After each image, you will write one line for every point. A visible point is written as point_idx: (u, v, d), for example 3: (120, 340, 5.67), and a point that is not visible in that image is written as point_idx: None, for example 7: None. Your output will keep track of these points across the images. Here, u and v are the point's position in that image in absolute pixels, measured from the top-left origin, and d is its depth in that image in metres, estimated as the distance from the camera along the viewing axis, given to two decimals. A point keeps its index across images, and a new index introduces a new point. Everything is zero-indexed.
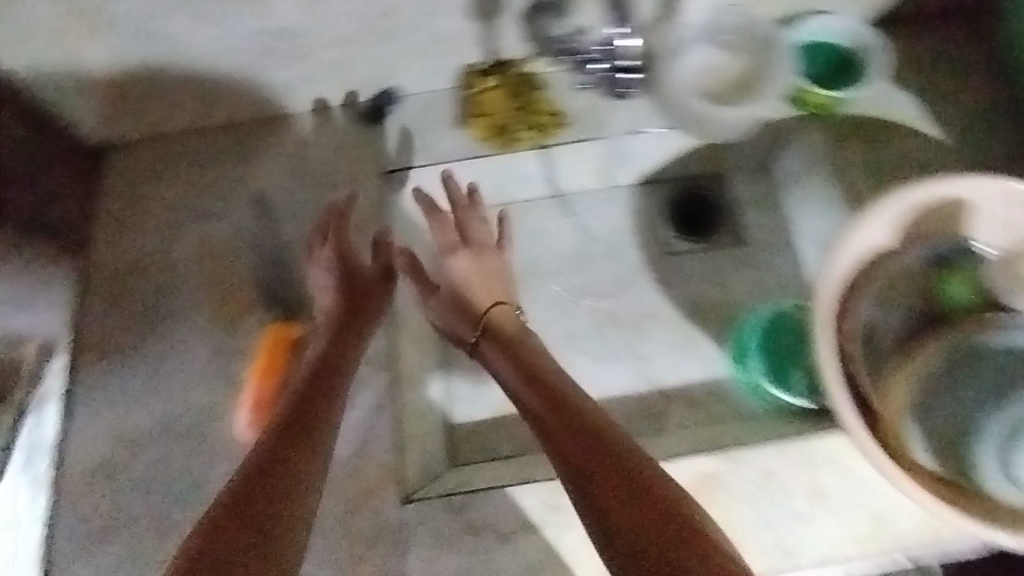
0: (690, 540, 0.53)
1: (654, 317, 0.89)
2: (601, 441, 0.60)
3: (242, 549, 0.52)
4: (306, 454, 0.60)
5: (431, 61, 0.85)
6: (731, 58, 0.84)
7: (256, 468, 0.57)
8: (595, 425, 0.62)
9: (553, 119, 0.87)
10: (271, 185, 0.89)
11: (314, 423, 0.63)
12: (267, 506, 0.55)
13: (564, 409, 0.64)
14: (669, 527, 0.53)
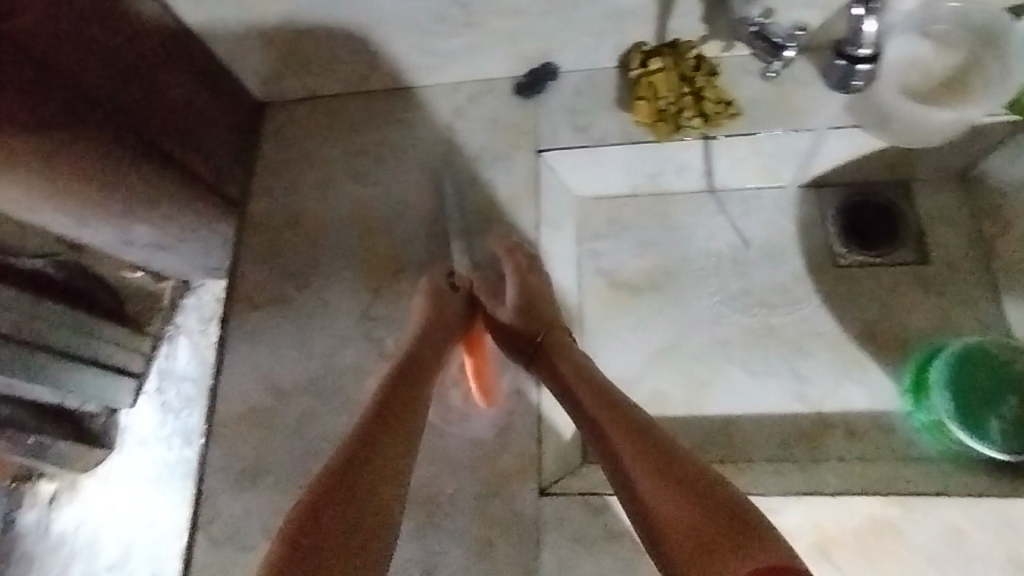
0: (740, 535, 0.48)
1: (821, 335, 0.81)
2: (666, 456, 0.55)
3: (346, 539, 0.51)
4: (400, 443, 0.61)
5: (601, 37, 0.81)
6: (939, 66, 0.75)
7: (358, 444, 0.58)
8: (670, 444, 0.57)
9: (727, 108, 0.79)
10: (422, 153, 0.89)
11: (399, 431, 0.62)
12: (365, 476, 0.56)
13: (619, 419, 0.60)
14: (713, 523, 0.49)
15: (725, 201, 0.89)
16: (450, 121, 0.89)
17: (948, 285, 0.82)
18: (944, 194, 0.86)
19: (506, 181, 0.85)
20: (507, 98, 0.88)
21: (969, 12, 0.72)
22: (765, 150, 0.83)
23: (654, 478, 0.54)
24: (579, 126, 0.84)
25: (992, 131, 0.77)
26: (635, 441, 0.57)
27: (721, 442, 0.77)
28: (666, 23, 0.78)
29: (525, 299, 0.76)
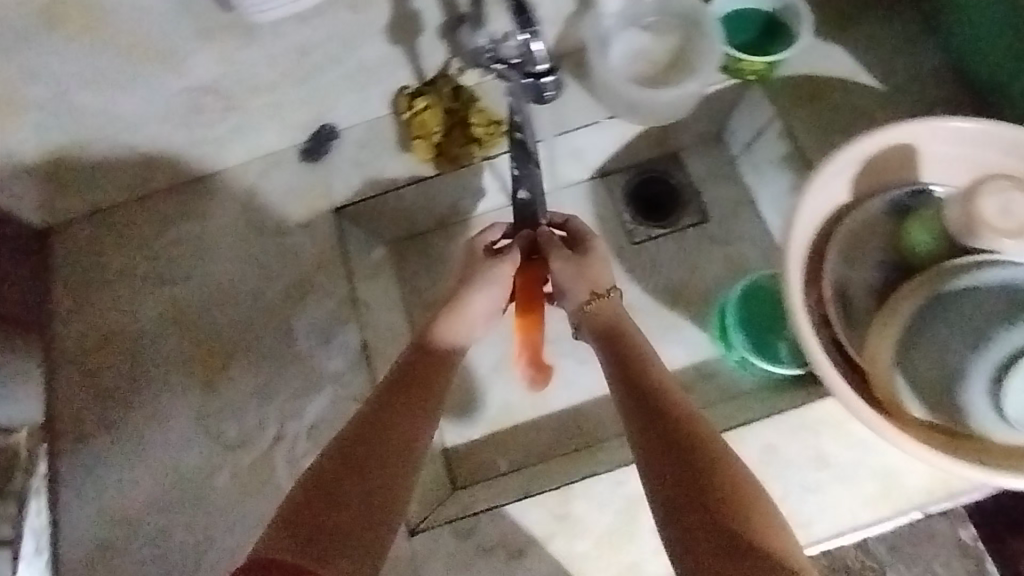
0: (738, 512, 0.52)
1: (636, 308, 0.89)
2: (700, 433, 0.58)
3: (355, 547, 0.53)
4: (405, 441, 0.60)
5: (363, 92, 0.85)
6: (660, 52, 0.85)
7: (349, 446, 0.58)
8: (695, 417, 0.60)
9: (495, 128, 0.86)
10: (225, 238, 0.86)
11: (416, 419, 0.62)
12: (378, 466, 0.57)
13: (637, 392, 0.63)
14: (716, 500, 0.53)
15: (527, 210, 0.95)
16: (245, 200, 0.88)
17: (729, 236, 0.93)
18: (707, 156, 0.97)
19: (313, 246, 0.86)
20: (295, 167, 0.89)
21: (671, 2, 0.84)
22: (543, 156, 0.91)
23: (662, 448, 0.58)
24: (369, 178, 0.88)
25: (722, 95, 0.89)
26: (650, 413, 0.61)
27: (572, 433, 0.83)
28: (417, 68, 0.83)
29: (584, 281, 0.71)
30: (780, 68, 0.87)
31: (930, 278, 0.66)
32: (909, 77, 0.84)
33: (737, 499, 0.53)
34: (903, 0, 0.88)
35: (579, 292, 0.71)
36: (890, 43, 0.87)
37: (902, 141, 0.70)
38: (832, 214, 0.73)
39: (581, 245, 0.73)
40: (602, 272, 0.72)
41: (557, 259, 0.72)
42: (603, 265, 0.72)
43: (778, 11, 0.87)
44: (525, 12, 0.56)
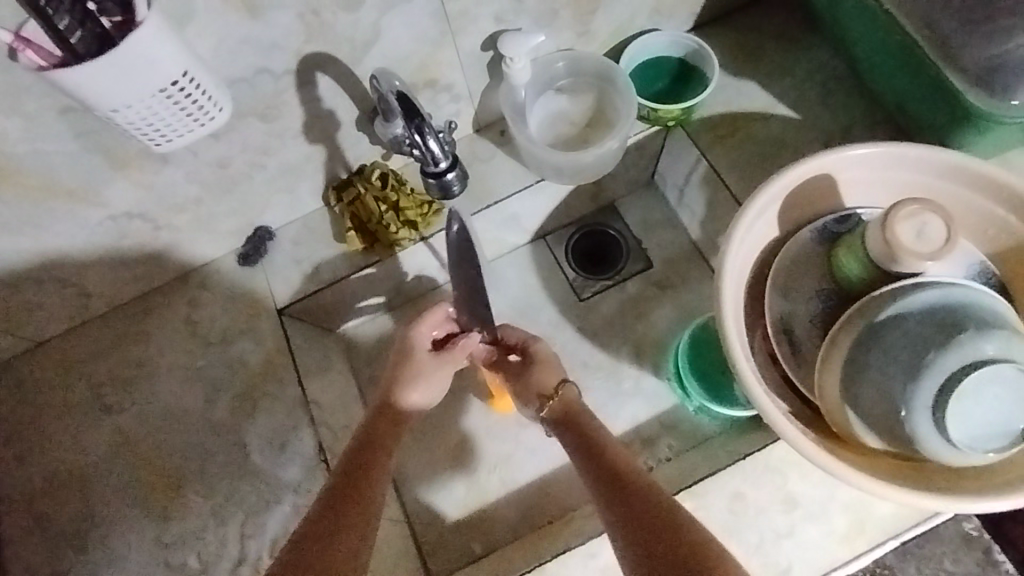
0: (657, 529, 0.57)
1: (589, 365, 0.91)
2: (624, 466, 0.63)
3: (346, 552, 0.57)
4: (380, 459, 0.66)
5: (291, 191, 0.84)
6: (578, 112, 0.86)
7: (338, 492, 0.62)
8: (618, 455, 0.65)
9: (428, 208, 0.87)
10: (168, 357, 0.84)
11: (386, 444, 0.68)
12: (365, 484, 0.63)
13: (586, 452, 0.66)
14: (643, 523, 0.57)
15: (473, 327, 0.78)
16: (187, 313, 0.86)
17: (674, 281, 0.94)
18: (642, 203, 0.98)
19: (259, 351, 0.84)
20: (233, 272, 0.88)
21: (580, 62, 0.85)
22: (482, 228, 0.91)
23: (616, 501, 0.60)
24: (308, 273, 0.88)
25: (648, 144, 0.90)
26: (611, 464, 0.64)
27: (542, 506, 0.82)
28: (342, 161, 0.83)
29: (536, 387, 0.74)
30: (700, 110, 0.87)
31: (864, 306, 0.63)
32: (825, 104, 0.86)
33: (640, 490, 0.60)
34: (807, 28, 0.90)
35: (537, 388, 0.74)
36: (803, 73, 0.88)
37: (819, 172, 0.71)
38: (764, 251, 0.74)
39: (529, 355, 0.77)
40: (550, 375, 0.74)
41: (512, 381, 0.78)
42: (548, 369, 0.75)
43: (688, 57, 0.89)
44: (418, 115, 0.59)
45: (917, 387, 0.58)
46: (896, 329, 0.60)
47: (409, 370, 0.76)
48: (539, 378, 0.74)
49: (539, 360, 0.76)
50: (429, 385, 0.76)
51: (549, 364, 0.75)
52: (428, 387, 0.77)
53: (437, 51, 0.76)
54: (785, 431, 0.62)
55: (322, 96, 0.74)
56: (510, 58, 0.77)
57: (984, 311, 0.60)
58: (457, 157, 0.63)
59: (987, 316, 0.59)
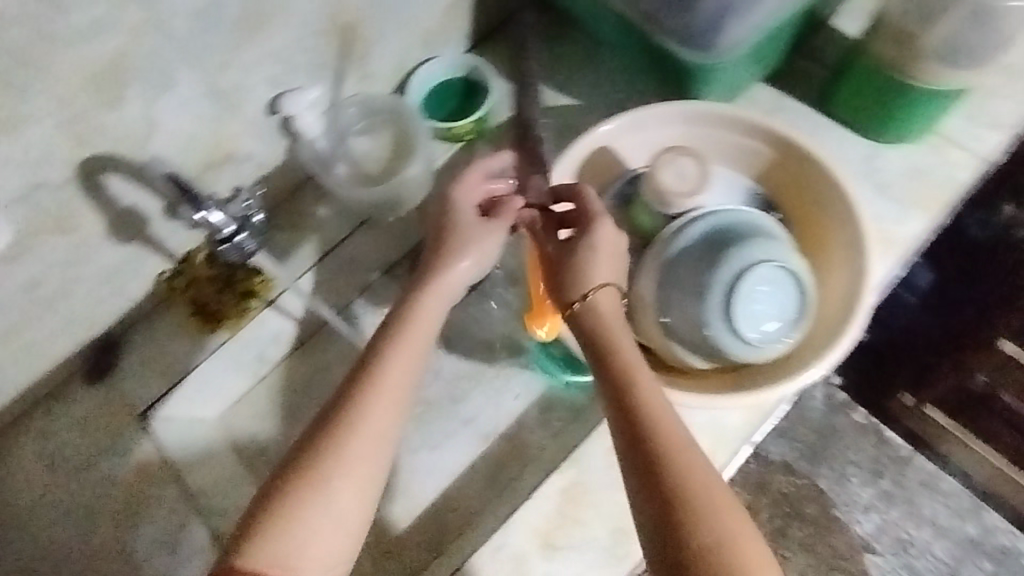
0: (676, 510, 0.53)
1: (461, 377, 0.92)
2: (643, 429, 0.57)
3: None
4: None
5: (117, 295, 0.83)
6: (380, 144, 0.91)
7: None
8: (650, 398, 0.59)
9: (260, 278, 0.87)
10: (28, 501, 0.80)
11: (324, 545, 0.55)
12: None
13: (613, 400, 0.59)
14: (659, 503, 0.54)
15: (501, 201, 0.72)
16: (39, 449, 0.82)
17: None
18: None
19: (129, 463, 0.82)
20: (80, 392, 0.85)
21: (370, 101, 0.90)
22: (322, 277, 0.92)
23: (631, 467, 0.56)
24: (161, 370, 0.86)
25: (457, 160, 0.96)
26: (630, 443, 0.57)
27: (452, 520, 0.85)
28: (163, 251, 0.83)
29: (575, 280, 0.65)
30: (491, 119, 0.96)
31: (655, 249, 0.72)
32: (595, 88, 0.96)
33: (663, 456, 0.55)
34: (567, 25, 1.00)
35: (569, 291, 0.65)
36: (571, 65, 0.98)
37: (595, 146, 0.79)
38: None
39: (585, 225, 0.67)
40: (608, 236, 0.65)
41: (562, 254, 0.66)
42: (598, 265, 0.64)
43: (469, 74, 0.97)
44: (188, 192, 0.72)
45: (706, 300, 0.66)
46: (681, 260, 0.69)
47: (412, 320, 0.64)
48: (599, 265, 0.64)
49: (594, 245, 0.65)
50: (365, 473, 0.57)
51: (605, 250, 0.65)
52: (360, 471, 0.57)
53: (222, 125, 0.78)
54: None
55: (115, 195, 0.74)
56: (295, 114, 0.83)
57: (744, 224, 0.70)
58: (241, 221, 0.76)
59: (746, 228, 0.69)
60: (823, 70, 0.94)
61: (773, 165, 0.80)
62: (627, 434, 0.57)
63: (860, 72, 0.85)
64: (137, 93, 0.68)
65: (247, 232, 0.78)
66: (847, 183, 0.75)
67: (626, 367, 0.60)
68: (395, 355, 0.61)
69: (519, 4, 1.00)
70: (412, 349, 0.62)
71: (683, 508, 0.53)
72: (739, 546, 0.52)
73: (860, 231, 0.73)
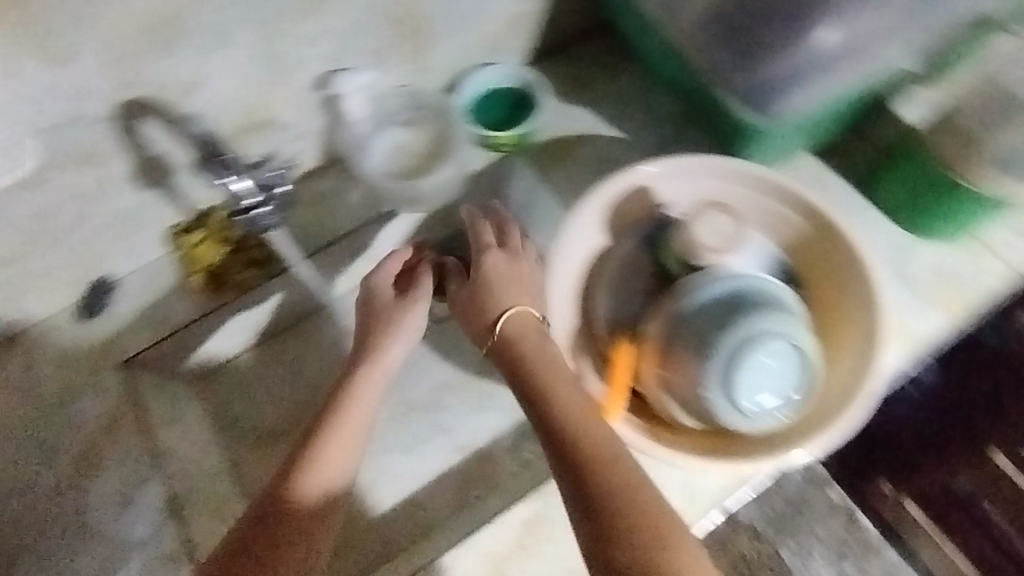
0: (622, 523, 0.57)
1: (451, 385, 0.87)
2: (571, 450, 0.61)
3: None
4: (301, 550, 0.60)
5: (129, 239, 0.82)
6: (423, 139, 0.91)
7: None
8: (576, 419, 0.63)
9: (270, 251, 0.87)
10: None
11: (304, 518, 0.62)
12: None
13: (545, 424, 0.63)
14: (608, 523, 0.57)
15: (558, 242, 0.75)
16: (18, 377, 0.81)
17: None
18: None
19: (103, 408, 0.80)
20: (70, 327, 0.84)
21: (423, 96, 0.91)
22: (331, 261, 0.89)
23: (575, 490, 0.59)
24: (155, 322, 0.85)
25: None
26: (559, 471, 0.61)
27: (408, 527, 0.80)
28: (183, 204, 0.82)
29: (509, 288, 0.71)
30: (535, 134, 0.95)
31: (670, 297, 0.70)
32: (641, 128, 0.95)
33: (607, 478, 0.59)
34: (627, 62, 1.00)
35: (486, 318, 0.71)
36: (624, 101, 0.97)
37: (634, 185, 0.78)
38: (594, 259, 0.79)
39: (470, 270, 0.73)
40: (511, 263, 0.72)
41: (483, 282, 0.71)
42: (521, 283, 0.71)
43: (523, 87, 0.96)
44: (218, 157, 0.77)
45: (710, 362, 0.64)
46: (694, 316, 0.68)
47: (352, 405, 0.69)
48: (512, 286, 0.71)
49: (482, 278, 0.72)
50: (343, 450, 0.67)
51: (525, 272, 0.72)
52: (335, 456, 0.66)
53: (269, 93, 0.78)
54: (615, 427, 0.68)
55: (149, 141, 0.74)
56: (343, 95, 0.84)
57: (762, 293, 0.68)
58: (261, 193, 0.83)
59: (764, 297, 0.68)
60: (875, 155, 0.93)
61: (802, 238, 0.79)
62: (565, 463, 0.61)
63: (915, 169, 0.83)
64: (194, 47, 0.68)
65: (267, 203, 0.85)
66: (875, 277, 0.73)
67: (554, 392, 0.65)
68: (365, 392, 0.70)
69: (583, 30, 1.00)
70: (361, 415, 0.69)
71: (631, 524, 0.57)
72: (664, 533, 0.57)
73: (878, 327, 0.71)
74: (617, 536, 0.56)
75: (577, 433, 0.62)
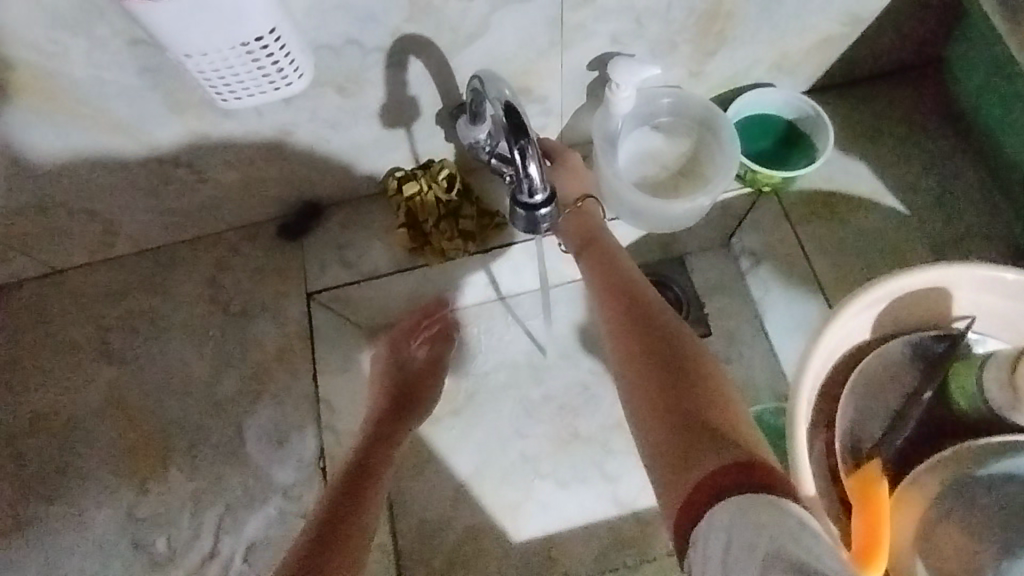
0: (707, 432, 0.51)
1: (622, 426, 0.81)
2: (667, 366, 0.59)
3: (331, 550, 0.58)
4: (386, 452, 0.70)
5: (350, 172, 0.78)
6: (672, 155, 0.80)
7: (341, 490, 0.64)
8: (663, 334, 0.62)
9: (490, 220, 0.79)
10: (181, 320, 0.79)
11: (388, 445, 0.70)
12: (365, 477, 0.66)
13: (631, 337, 0.63)
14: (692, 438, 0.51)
15: (823, 327, 0.60)
16: (212, 277, 0.80)
17: (731, 355, 0.86)
18: (714, 263, 0.90)
19: (278, 335, 0.78)
20: (269, 241, 0.82)
21: (688, 102, 0.78)
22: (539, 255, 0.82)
23: (662, 402, 0.56)
24: (347, 263, 0.80)
25: (737, 204, 0.83)
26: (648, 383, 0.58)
27: (539, 568, 0.75)
28: (413, 151, 0.77)
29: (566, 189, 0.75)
30: (798, 182, 0.80)
31: (961, 451, 0.56)
32: (940, 205, 0.78)
33: (686, 390, 0.56)
34: (940, 118, 0.82)
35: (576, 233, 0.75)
36: (926, 166, 0.80)
37: (940, 281, 0.62)
38: (849, 353, 0.65)
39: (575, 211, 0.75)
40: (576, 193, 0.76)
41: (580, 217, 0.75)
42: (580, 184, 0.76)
43: (799, 121, 0.82)
44: (523, 131, 0.55)
45: (1010, 560, 0.53)
46: (993, 491, 0.55)
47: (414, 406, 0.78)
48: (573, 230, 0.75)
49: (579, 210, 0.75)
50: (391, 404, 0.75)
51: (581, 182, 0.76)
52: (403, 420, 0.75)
53: (541, 60, 0.69)
54: None
55: (408, 81, 0.68)
56: (615, 84, 0.70)
57: None
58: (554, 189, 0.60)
59: None
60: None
61: None
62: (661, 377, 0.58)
63: None
64: None
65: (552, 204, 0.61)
66: None
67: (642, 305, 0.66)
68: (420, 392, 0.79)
69: (896, 67, 0.83)
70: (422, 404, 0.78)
71: (716, 428, 0.51)
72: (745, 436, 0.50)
73: None
74: (705, 445, 0.49)
75: (670, 348, 0.61)
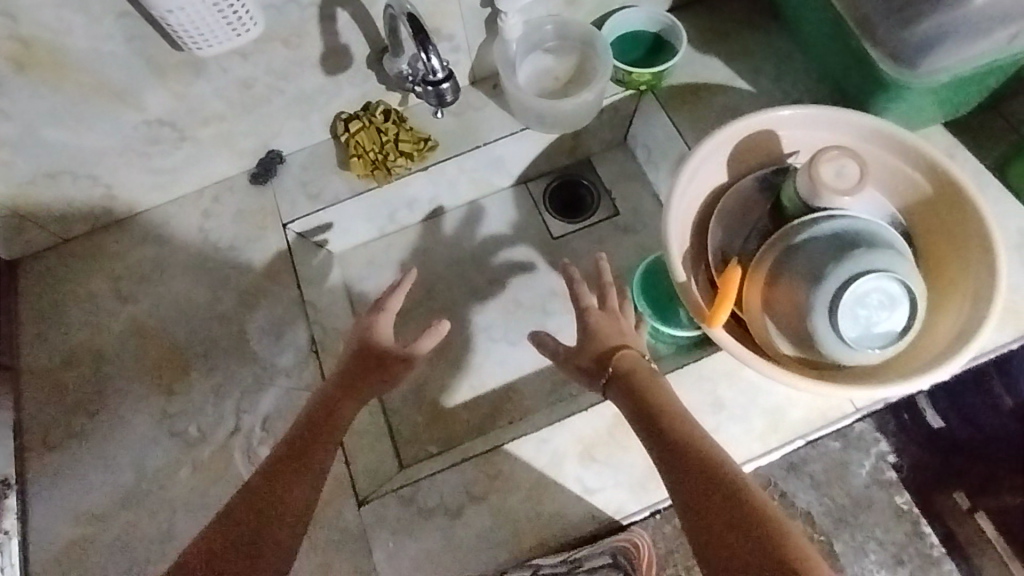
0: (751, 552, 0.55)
1: (557, 294, 1.00)
2: (676, 430, 0.65)
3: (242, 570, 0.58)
4: (314, 454, 0.66)
5: (305, 119, 0.95)
6: (563, 67, 0.98)
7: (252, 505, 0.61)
8: (660, 393, 0.68)
9: (423, 144, 0.96)
10: (179, 259, 0.95)
11: (313, 451, 0.66)
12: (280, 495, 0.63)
13: (639, 407, 0.68)
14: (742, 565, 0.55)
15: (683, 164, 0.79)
16: (200, 223, 0.97)
17: (637, 229, 1.05)
18: (616, 160, 1.09)
19: (263, 259, 0.94)
20: (245, 188, 0.98)
21: (568, 26, 0.96)
22: (468, 168, 1.00)
23: (684, 469, 0.62)
24: (312, 194, 0.97)
25: (623, 105, 1.02)
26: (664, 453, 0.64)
27: (501, 410, 0.93)
28: (352, 95, 0.94)
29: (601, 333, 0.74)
30: (668, 78, 0.99)
31: (783, 233, 0.74)
32: (777, 80, 0.98)
33: (702, 458, 0.62)
34: (770, 16, 1.03)
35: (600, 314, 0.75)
36: (763, 54, 1.00)
37: (766, 125, 0.82)
38: (713, 193, 0.85)
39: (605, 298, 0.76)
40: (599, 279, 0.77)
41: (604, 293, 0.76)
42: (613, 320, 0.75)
43: (662, 33, 1.01)
44: (422, 32, 0.76)
45: (815, 290, 0.69)
46: (806, 250, 0.72)
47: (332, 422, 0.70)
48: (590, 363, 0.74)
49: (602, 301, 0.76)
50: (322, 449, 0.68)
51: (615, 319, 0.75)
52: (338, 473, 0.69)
53: (444, 3, 0.87)
54: (722, 341, 0.71)
55: (340, 31, 0.85)
56: (504, 13, 0.89)
57: (875, 236, 0.72)
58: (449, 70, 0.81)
59: (874, 240, 0.71)
60: (1012, 135, 0.92)
61: (922, 204, 0.81)
62: (673, 458, 0.63)
63: None
64: None
65: (451, 83, 0.84)
66: (992, 229, 0.74)
67: (638, 374, 0.70)
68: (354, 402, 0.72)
69: None
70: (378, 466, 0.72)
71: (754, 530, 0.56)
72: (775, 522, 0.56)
73: (992, 285, 0.72)
74: (743, 542, 0.55)
75: (666, 408, 0.67)
